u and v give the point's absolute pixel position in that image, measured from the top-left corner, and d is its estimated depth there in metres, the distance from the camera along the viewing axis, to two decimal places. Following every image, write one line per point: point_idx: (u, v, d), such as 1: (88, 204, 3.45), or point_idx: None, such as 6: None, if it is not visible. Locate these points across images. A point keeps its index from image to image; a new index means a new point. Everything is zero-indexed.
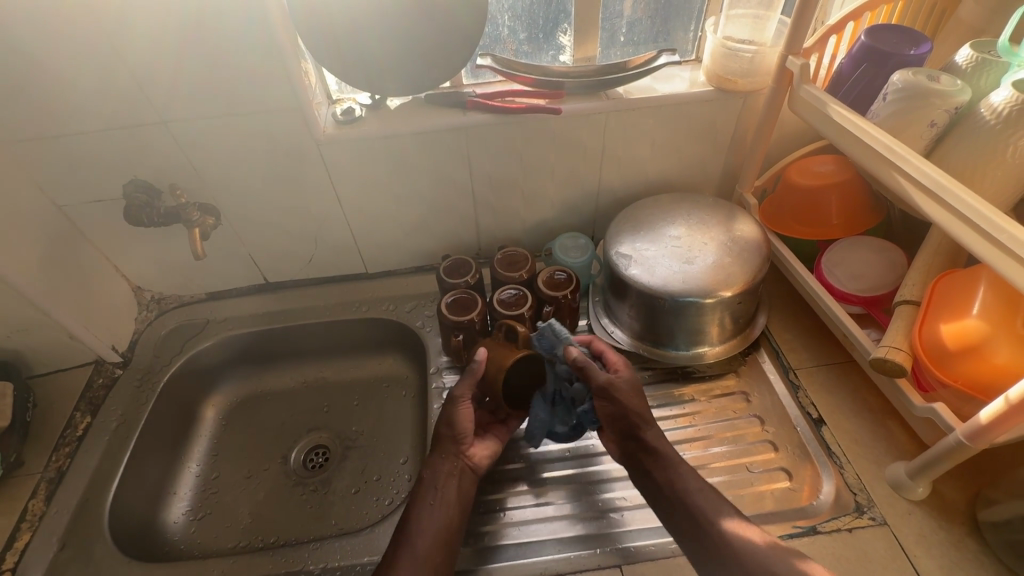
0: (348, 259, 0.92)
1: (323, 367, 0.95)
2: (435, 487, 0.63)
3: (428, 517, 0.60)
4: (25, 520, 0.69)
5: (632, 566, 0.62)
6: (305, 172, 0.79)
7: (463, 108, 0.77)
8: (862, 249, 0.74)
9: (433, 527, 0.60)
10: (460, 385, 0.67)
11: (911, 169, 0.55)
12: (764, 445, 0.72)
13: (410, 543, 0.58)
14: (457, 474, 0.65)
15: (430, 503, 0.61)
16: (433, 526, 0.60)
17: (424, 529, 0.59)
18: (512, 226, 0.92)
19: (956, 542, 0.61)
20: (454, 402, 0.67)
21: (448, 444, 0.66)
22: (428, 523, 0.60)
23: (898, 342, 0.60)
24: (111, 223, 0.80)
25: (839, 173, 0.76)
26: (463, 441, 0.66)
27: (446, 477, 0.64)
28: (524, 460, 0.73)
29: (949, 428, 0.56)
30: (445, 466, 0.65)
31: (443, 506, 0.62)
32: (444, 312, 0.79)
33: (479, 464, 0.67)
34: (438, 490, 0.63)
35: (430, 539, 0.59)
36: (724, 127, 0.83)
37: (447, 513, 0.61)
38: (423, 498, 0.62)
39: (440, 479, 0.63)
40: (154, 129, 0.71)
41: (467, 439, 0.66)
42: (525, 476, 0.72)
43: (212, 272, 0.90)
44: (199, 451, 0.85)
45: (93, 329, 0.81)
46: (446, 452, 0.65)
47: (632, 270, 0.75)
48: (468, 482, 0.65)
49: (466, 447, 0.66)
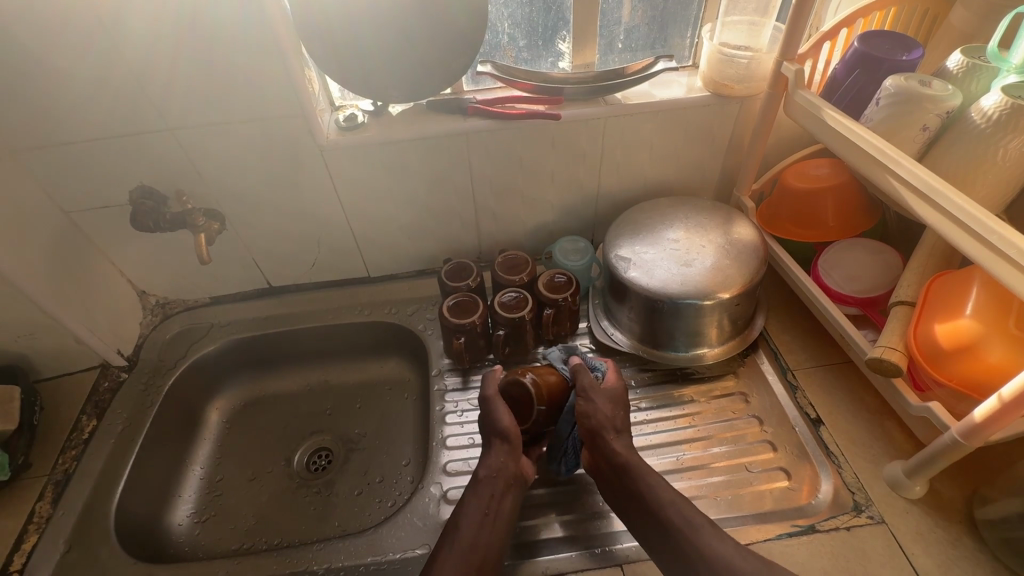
0: (350, 263, 0.93)
1: (326, 370, 0.96)
2: (491, 498, 0.62)
3: (479, 531, 0.60)
4: (32, 521, 0.69)
5: (633, 565, 0.63)
6: (308, 178, 0.80)
7: (464, 113, 0.78)
8: (857, 251, 0.75)
9: (485, 540, 0.60)
10: (489, 386, 0.68)
11: (904, 172, 0.56)
12: (763, 445, 0.72)
13: (460, 555, 0.58)
14: (513, 484, 0.64)
15: (483, 511, 0.61)
16: (483, 537, 0.60)
17: (474, 543, 0.59)
18: (513, 230, 0.93)
19: (953, 540, 0.61)
20: (487, 402, 0.67)
21: (502, 452, 0.65)
22: (479, 536, 0.59)
23: (893, 342, 0.61)
24: (116, 228, 0.81)
25: (835, 176, 0.77)
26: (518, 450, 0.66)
27: (502, 488, 0.63)
28: None
29: (945, 427, 0.57)
30: (503, 475, 0.64)
31: (496, 520, 0.62)
32: (445, 315, 0.80)
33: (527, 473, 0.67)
34: (493, 500, 0.62)
35: (479, 555, 0.58)
36: (720, 132, 0.84)
37: (498, 525, 0.61)
38: (475, 503, 0.62)
39: (496, 489, 0.63)
40: (161, 136, 0.73)
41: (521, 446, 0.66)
42: (537, 474, 0.72)
43: (216, 276, 0.91)
44: (203, 454, 0.86)
45: (98, 333, 0.82)
46: (502, 462, 0.65)
47: (632, 272, 0.76)
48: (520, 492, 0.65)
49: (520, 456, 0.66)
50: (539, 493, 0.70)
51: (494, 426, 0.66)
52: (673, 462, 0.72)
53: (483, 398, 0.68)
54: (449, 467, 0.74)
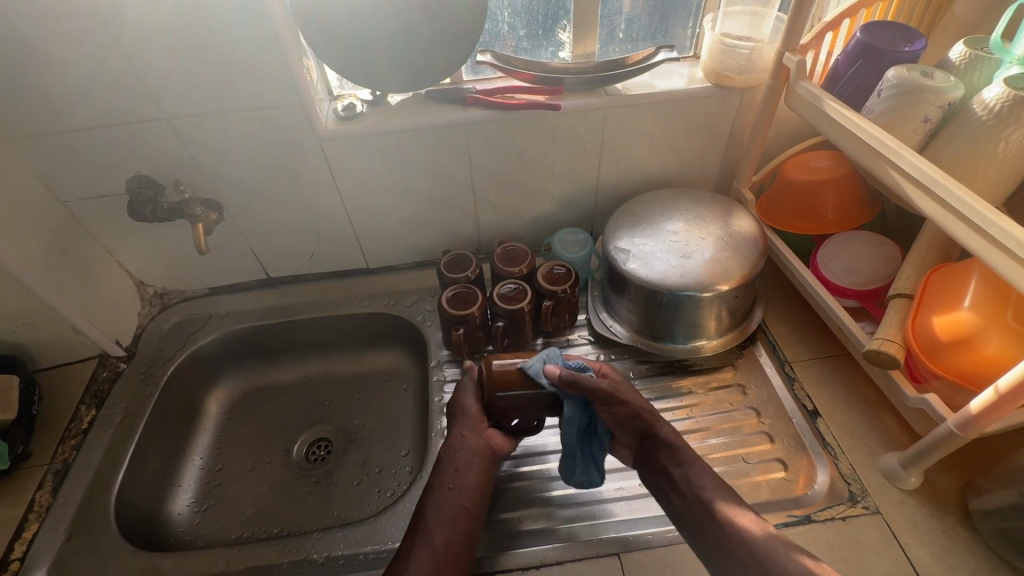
0: (349, 254, 0.93)
1: (325, 362, 0.96)
2: (456, 471, 0.64)
3: (445, 506, 0.61)
4: (32, 510, 0.70)
5: (630, 554, 0.63)
6: (307, 168, 0.80)
7: (463, 104, 0.78)
8: (856, 243, 0.75)
9: (451, 513, 0.60)
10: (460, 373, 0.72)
11: (905, 164, 0.56)
12: (760, 437, 0.73)
13: (425, 530, 0.59)
14: (479, 455, 0.65)
15: (448, 485, 0.62)
16: (449, 511, 0.60)
17: (441, 516, 0.60)
18: (512, 221, 0.93)
19: (948, 530, 0.62)
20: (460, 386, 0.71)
21: (463, 429, 0.66)
22: (445, 510, 0.60)
23: (891, 334, 0.62)
24: (113, 217, 0.81)
25: (835, 168, 0.77)
26: (479, 423, 0.67)
27: (467, 462, 0.64)
28: (521, 453, 0.74)
29: (941, 419, 0.58)
30: (466, 449, 0.65)
31: (463, 493, 0.62)
32: (444, 307, 0.80)
33: (500, 445, 0.68)
34: (458, 474, 0.63)
35: (445, 528, 0.59)
36: (721, 123, 0.83)
37: (465, 497, 0.62)
38: (441, 481, 0.63)
39: (460, 463, 0.64)
40: (158, 125, 0.72)
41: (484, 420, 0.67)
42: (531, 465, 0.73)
43: (214, 267, 0.91)
44: (203, 444, 0.86)
45: (96, 323, 0.82)
46: (464, 437, 0.66)
47: (631, 264, 0.76)
48: (489, 463, 0.66)
49: (484, 428, 0.67)
50: (531, 481, 0.71)
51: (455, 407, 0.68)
52: None
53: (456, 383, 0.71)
54: None
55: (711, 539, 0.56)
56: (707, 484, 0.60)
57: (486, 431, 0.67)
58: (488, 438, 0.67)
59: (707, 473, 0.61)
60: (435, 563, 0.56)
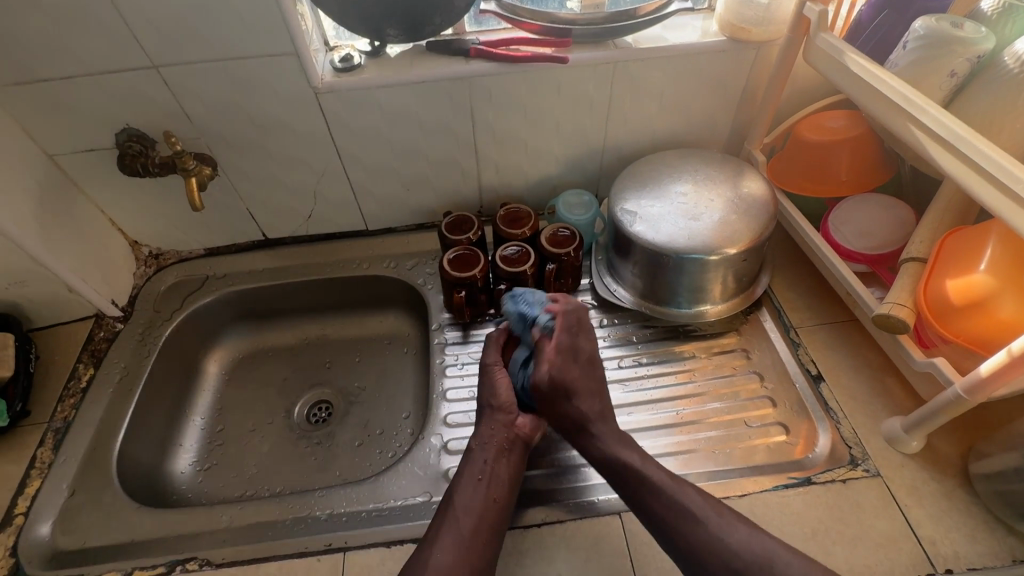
0: (348, 215, 0.91)
1: (324, 325, 0.95)
2: (485, 463, 0.62)
3: (472, 495, 0.59)
4: (34, 467, 0.70)
5: (633, 514, 0.63)
6: (303, 123, 0.77)
7: (466, 56, 0.75)
8: (870, 207, 0.73)
9: (478, 502, 0.59)
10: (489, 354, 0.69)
11: (928, 119, 0.54)
12: (762, 401, 0.73)
13: (452, 518, 0.58)
14: (507, 448, 0.64)
15: (477, 477, 0.61)
16: (476, 501, 0.59)
17: (469, 506, 0.58)
18: (515, 183, 0.90)
19: (947, 493, 0.62)
20: (486, 370, 0.69)
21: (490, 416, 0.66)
22: (472, 499, 0.59)
23: (902, 299, 0.60)
24: (104, 173, 0.79)
25: (852, 128, 0.75)
26: (507, 412, 0.66)
27: (494, 453, 0.63)
28: None
29: (948, 382, 0.57)
30: (494, 441, 0.64)
31: (491, 483, 0.61)
32: (445, 269, 0.79)
33: (530, 436, 0.66)
34: (486, 466, 0.62)
35: (473, 517, 0.57)
36: (734, 80, 0.80)
37: (494, 489, 0.60)
38: (467, 472, 0.62)
39: (488, 454, 0.63)
40: (145, 74, 0.69)
41: (513, 409, 0.66)
42: None
43: (209, 226, 0.89)
44: (203, 405, 0.86)
45: (91, 283, 0.80)
46: (492, 427, 0.65)
47: (636, 226, 0.74)
48: (521, 457, 0.64)
49: (512, 418, 0.66)
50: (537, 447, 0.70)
51: (488, 393, 0.67)
52: (672, 416, 0.73)
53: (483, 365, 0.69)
54: (449, 419, 0.74)
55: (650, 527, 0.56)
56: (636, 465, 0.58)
57: (514, 422, 0.65)
58: (515, 430, 0.65)
59: (632, 459, 0.58)
60: (462, 552, 0.55)
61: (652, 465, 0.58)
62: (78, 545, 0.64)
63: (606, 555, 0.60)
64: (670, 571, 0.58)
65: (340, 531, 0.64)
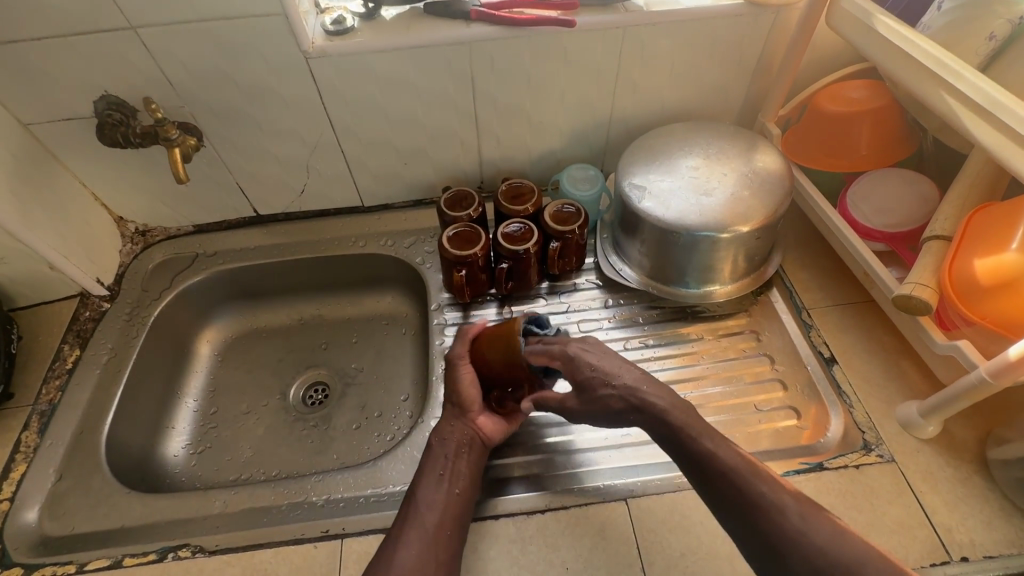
0: (343, 190, 0.87)
1: (319, 305, 0.92)
2: (445, 459, 0.60)
3: (435, 490, 0.57)
4: (19, 451, 0.67)
5: (639, 499, 0.61)
6: (294, 90, 0.72)
7: (466, 19, 0.70)
8: (891, 182, 0.70)
9: (441, 497, 0.57)
10: (456, 346, 0.66)
11: (964, 85, 0.50)
12: (772, 385, 0.70)
13: (416, 514, 0.56)
14: (468, 445, 0.62)
15: (438, 473, 0.59)
16: (439, 496, 0.57)
17: (431, 501, 0.56)
18: (518, 157, 0.86)
19: (963, 479, 0.60)
20: (452, 363, 0.66)
21: (453, 414, 0.64)
22: (435, 494, 0.57)
23: (925, 279, 0.57)
24: (84, 144, 0.74)
25: (874, 99, 0.71)
26: (469, 411, 0.64)
27: (456, 448, 0.61)
28: None
29: (972, 366, 0.55)
30: (455, 437, 0.62)
31: (453, 478, 0.59)
32: (445, 246, 0.75)
33: (490, 436, 0.64)
34: (447, 461, 0.60)
35: (437, 511, 0.56)
36: (750, 47, 0.75)
37: (456, 483, 0.58)
38: (430, 467, 0.60)
39: (449, 449, 0.61)
40: (123, 36, 0.64)
41: (473, 408, 0.64)
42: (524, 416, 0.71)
43: (198, 201, 0.85)
44: (196, 387, 0.84)
45: (74, 261, 0.77)
46: (453, 424, 0.63)
47: (646, 203, 0.70)
48: (481, 453, 0.62)
49: (473, 417, 0.64)
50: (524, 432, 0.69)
51: (451, 391, 0.64)
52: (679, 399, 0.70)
53: (449, 358, 0.66)
54: None
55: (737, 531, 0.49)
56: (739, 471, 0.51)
57: (474, 420, 0.63)
58: (475, 427, 0.63)
59: (727, 460, 0.51)
60: (427, 547, 0.53)
61: (753, 475, 0.50)
62: (67, 531, 0.62)
63: (611, 542, 0.58)
64: (678, 559, 0.57)
65: (337, 517, 0.62)
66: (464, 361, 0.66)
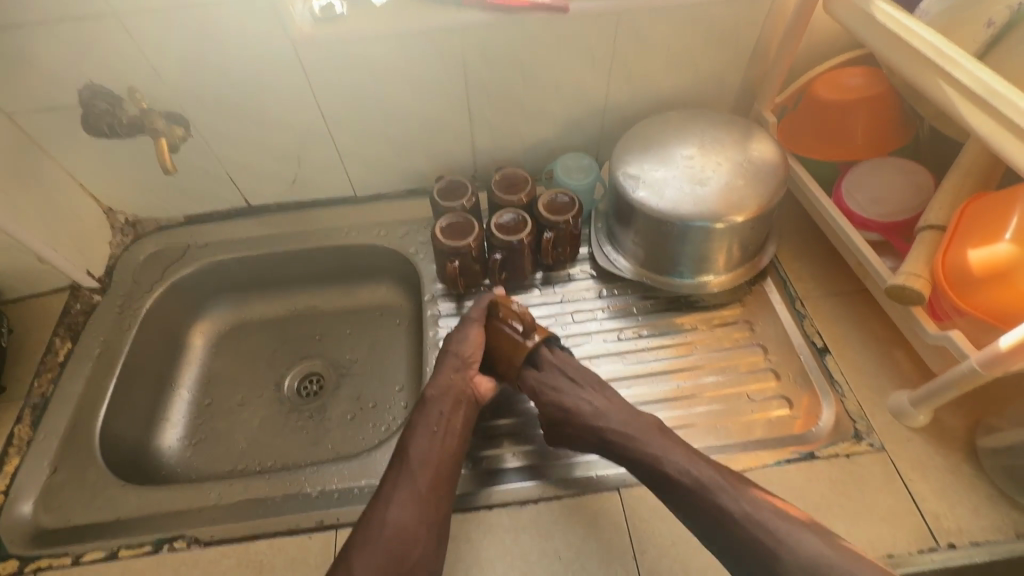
0: (335, 180, 0.86)
1: (313, 297, 0.91)
2: (439, 416, 0.61)
3: (429, 447, 0.59)
4: (13, 444, 0.67)
5: (631, 490, 0.61)
6: (282, 78, 0.71)
7: (457, 4, 0.69)
8: (887, 170, 0.69)
9: (434, 456, 0.58)
10: (474, 308, 0.68)
11: (962, 73, 0.50)
12: (764, 374, 0.71)
13: (410, 470, 0.57)
14: (462, 401, 0.63)
15: (432, 429, 0.60)
16: (432, 454, 0.59)
17: (425, 457, 0.58)
18: (511, 146, 0.85)
19: (953, 467, 0.61)
20: (467, 322, 0.67)
21: (454, 367, 0.64)
22: (427, 452, 0.58)
23: (917, 269, 0.57)
24: (70, 134, 0.73)
25: (870, 87, 0.71)
26: (470, 366, 0.65)
27: (450, 406, 0.62)
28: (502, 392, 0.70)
29: (963, 356, 0.55)
30: (451, 392, 0.63)
31: (446, 434, 0.60)
32: (438, 237, 0.75)
33: (484, 395, 0.65)
34: (440, 419, 0.61)
35: (430, 468, 0.58)
36: (746, 32, 0.74)
37: (449, 440, 0.60)
38: (423, 424, 0.61)
39: (444, 407, 0.62)
40: (106, 23, 0.63)
41: (474, 363, 0.65)
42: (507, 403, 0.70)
43: (188, 192, 0.84)
44: (189, 379, 0.83)
45: (64, 253, 0.76)
46: (451, 378, 0.64)
47: (640, 192, 0.70)
48: (474, 408, 0.64)
49: (471, 373, 0.65)
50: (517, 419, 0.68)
51: (458, 347, 0.66)
52: (672, 389, 0.70)
53: (464, 317, 0.68)
54: None
55: (707, 529, 0.53)
56: (710, 481, 0.54)
57: (473, 377, 0.65)
58: (471, 385, 0.64)
59: (698, 471, 0.55)
60: (420, 504, 0.55)
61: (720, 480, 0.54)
62: (62, 524, 0.62)
63: (604, 531, 0.59)
64: (670, 547, 0.57)
65: (333, 507, 0.63)
66: (477, 324, 0.67)
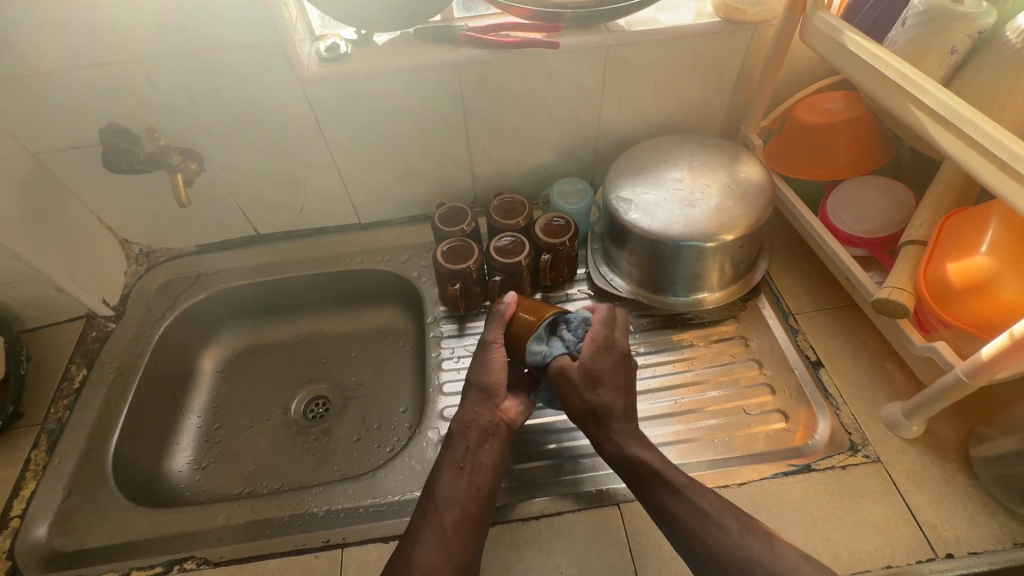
0: (339, 208, 0.89)
1: (320, 321, 0.94)
2: (466, 450, 0.62)
3: (455, 485, 0.60)
4: (29, 469, 0.69)
5: (631, 505, 0.62)
6: (291, 114, 0.75)
7: (455, 43, 0.73)
8: (868, 189, 0.72)
9: (460, 494, 0.59)
10: (490, 330, 0.66)
11: (926, 96, 0.53)
12: (760, 388, 0.72)
13: (435, 510, 0.58)
14: (490, 434, 0.64)
15: (458, 466, 0.61)
16: (458, 491, 0.59)
17: (452, 496, 0.59)
18: (509, 173, 0.89)
19: (947, 477, 0.62)
20: (486, 346, 0.66)
21: (481, 400, 0.65)
22: (453, 490, 0.59)
23: (902, 282, 0.59)
24: (90, 170, 0.77)
25: (849, 110, 0.74)
26: (494, 396, 0.65)
27: (478, 439, 0.63)
28: None
29: (949, 366, 0.56)
30: (476, 425, 0.64)
31: (473, 471, 0.61)
32: (440, 261, 0.77)
33: (513, 420, 0.65)
34: (467, 454, 0.62)
35: (456, 508, 0.58)
36: (729, 63, 0.78)
37: (475, 477, 0.61)
38: (450, 462, 0.62)
39: (471, 440, 0.63)
40: (132, 67, 0.68)
41: (498, 392, 0.65)
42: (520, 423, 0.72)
43: (199, 222, 0.87)
44: (199, 403, 0.86)
45: (81, 283, 0.79)
46: (479, 408, 0.65)
47: (633, 214, 0.73)
48: (502, 441, 0.64)
49: (498, 403, 0.65)
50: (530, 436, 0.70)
51: (480, 371, 0.66)
52: (669, 405, 0.72)
53: (482, 340, 0.67)
54: (446, 413, 0.73)
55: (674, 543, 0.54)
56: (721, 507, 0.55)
57: (499, 405, 0.65)
58: (499, 413, 0.65)
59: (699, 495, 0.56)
60: (444, 546, 0.55)
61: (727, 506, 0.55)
62: (75, 546, 0.64)
63: (605, 546, 0.60)
64: (670, 560, 0.58)
65: (338, 527, 0.64)
66: (497, 345, 0.66)
